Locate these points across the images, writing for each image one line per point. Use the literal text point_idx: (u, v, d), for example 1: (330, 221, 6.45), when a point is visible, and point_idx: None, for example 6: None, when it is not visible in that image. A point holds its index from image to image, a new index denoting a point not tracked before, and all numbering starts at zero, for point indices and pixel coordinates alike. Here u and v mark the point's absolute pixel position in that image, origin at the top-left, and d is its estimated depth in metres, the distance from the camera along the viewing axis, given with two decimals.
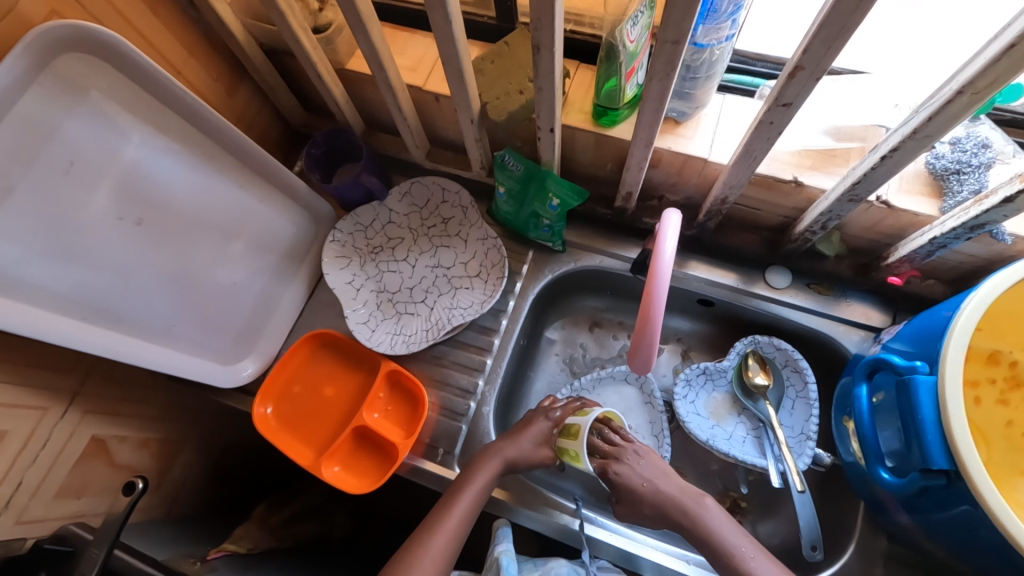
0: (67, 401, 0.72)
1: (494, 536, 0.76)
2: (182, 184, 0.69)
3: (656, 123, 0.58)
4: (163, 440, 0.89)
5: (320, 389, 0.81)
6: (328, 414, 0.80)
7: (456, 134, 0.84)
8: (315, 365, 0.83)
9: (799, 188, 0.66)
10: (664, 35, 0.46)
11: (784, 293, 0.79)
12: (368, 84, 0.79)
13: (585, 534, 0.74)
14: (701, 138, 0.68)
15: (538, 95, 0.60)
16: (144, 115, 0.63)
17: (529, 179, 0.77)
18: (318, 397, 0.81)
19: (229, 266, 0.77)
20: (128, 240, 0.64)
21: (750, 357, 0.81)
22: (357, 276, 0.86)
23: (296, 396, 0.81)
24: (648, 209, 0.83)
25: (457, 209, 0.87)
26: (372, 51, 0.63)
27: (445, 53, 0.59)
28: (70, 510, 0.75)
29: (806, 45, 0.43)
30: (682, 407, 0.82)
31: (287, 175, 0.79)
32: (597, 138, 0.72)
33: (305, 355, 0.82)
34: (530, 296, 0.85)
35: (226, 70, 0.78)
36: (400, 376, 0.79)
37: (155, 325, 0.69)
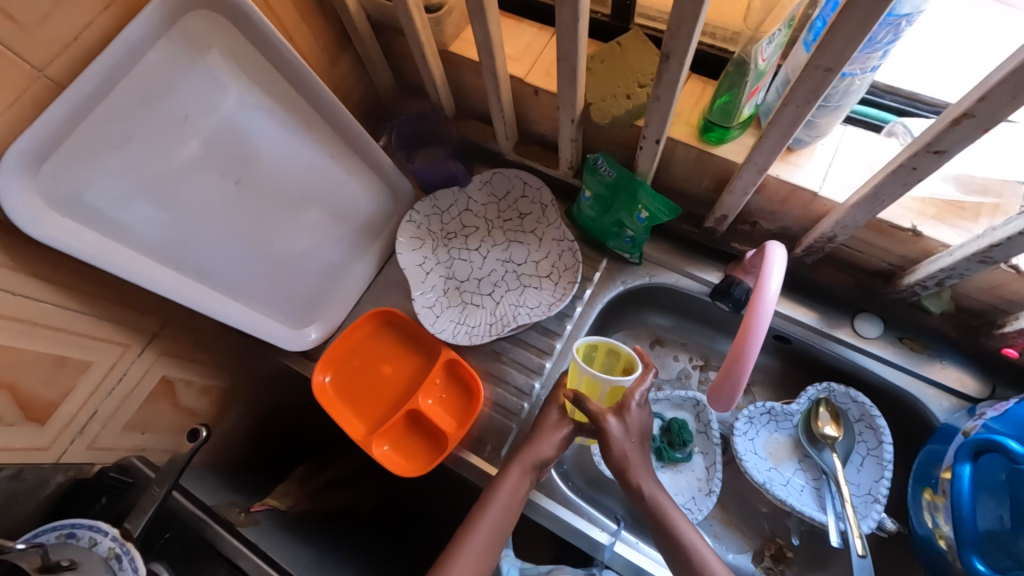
0: (146, 340, 0.75)
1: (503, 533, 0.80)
2: (279, 149, 0.70)
3: (778, 150, 0.54)
4: (223, 388, 0.92)
5: (377, 366, 0.82)
6: (384, 392, 0.81)
7: (548, 130, 0.81)
8: (377, 341, 0.83)
9: (916, 238, 0.61)
10: (819, 61, 0.42)
11: (872, 344, 0.74)
12: (469, 69, 0.78)
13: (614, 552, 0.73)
14: (814, 169, 0.64)
15: (653, 104, 0.57)
16: (255, 78, 0.65)
17: (619, 186, 0.74)
18: (376, 373, 0.82)
19: (310, 234, 0.78)
20: (222, 197, 0.66)
21: (822, 406, 0.77)
22: (428, 259, 0.86)
23: (355, 368, 0.82)
24: (738, 234, 0.79)
25: (536, 205, 0.86)
26: (486, 39, 0.62)
27: (564, 51, 0.57)
28: (134, 443, 0.79)
29: (986, 92, 0.38)
30: (740, 444, 0.79)
31: (375, 149, 0.79)
32: (700, 154, 0.68)
33: (368, 329, 0.83)
34: (599, 305, 0.82)
35: (333, 39, 0.78)
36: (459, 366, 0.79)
37: (237, 284, 0.71)
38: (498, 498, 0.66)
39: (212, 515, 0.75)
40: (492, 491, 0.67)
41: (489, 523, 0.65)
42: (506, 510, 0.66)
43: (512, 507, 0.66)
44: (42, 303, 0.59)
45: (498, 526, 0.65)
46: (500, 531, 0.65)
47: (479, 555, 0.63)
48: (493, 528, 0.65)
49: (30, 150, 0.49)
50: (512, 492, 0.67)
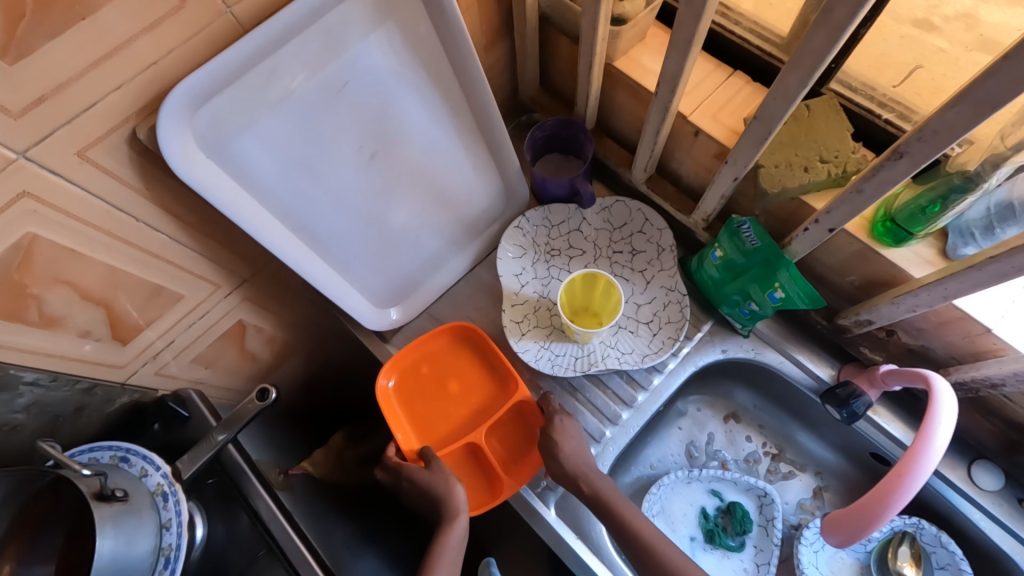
0: (237, 283, 0.73)
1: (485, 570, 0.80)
2: (422, 132, 0.66)
3: (985, 284, 0.48)
4: (286, 342, 0.90)
5: (445, 383, 0.78)
6: (448, 411, 0.77)
7: (691, 173, 0.76)
8: (454, 354, 0.79)
9: None
10: None
11: (986, 498, 0.67)
12: (629, 90, 0.72)
13: None
14: (994, 305, 0.57)
15: (850, 194, 0.51)
16: (423, 55, 0.60)
17: (759, 257, 0.67)
18: (445, 389, 0.78)
19: (422, 220, 0.75)
20: (355, 170, 0.63)
21: (905, 543, 0.71)
22: (526, 271, 0.82)
23: (424, 377, 0.78)
24: (871, 339, 0.70)
25: (652, 246, 0.81)
26: (677, 72, 0.57)
27: (766, 110, 0.51)
28: (195, 376, 0.78)
29: None
30: (804, 555, 0.74)
31: (509, 151, 0.75)
32: (862, 250, 0.62)
33: (445, 337, 0.79)
34: (692, 366, 0.77)
35: (496, 23, 0.74)
36: (529, 411, 0.75)
37: (342, 255, 0.69)
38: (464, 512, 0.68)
39: (254, 469, 0.74)
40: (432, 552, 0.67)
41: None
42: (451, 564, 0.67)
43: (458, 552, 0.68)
44: (161, 234, 0.58)
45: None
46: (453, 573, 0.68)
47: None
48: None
49: (195, 88, 0.47)
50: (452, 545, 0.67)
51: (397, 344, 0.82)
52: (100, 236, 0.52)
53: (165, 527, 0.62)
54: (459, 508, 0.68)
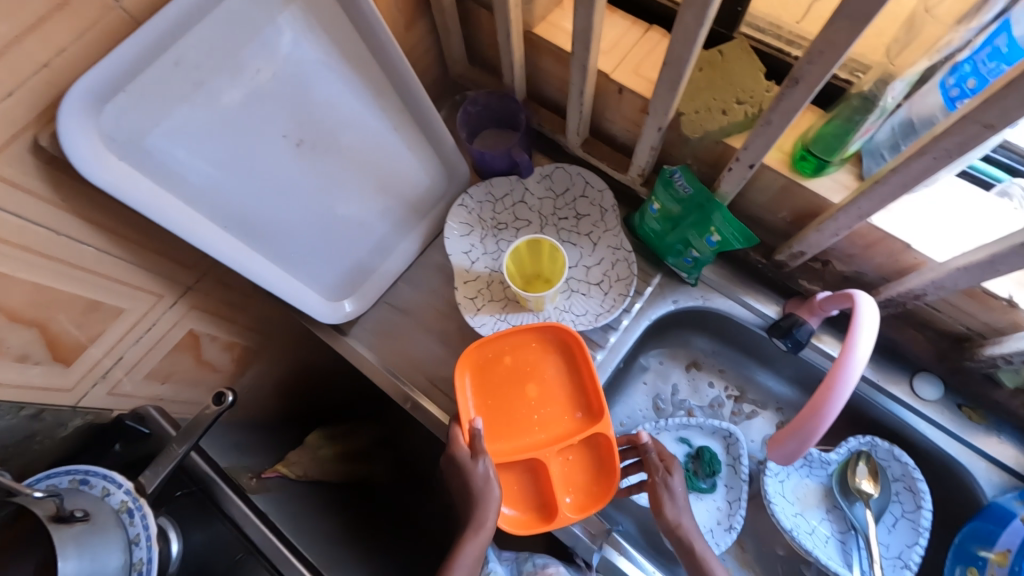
0: (180, 292, 0.71)
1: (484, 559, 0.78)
2: (347, 115, 0.66)
3: (891, 198, 0.50)
4: (245, 347, 0.88)
5: (526, 386, 0.72)
6: (517, 413, 0.71)
7: (623, 131, 0.77)
8: (539, 359, 0.72)
9: (1011, 310, 0.57)
10: (980, 115, 0.38)
11: (928, 406, 0.70)
12: (552, 55, 0.73)
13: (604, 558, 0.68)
14: (914, 220, 0.59)
15: (761, 127, 0.53)
16: (334, 36, 0.60)
17: (693, 205, 0.69)
18: (512, 399, 0.71)
19: (363, 205, 0.75)
20: (283, 159, 0.63)
21: (862, 460, 0.74)
22: (475, 247, 0.83)
23: (499, 371, 0.72)
24: (807, 271, 0.73)
25: (596, 208, 0.82)
26: (587, 28, 0.57)
27: (674, 54, 0.52)
28: (153, 392, 0.76)
29: None
30: (770, 485, 0.76)
31: (441, 128, 0.75)
32: (787, 184, 0.64)
33: (555, 361, 0.72)
34: (646, 320, 0.79)
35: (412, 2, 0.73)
36: (608, 448, 0.68)
37: (284, 248, 0.68)
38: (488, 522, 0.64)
39: (224, 476, 0.73)
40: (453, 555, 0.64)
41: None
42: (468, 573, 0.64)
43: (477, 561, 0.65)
44: (86, 246, 0.56)
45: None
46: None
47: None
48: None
49: (96, 86, 0.46)
50: (475, 551, 0.64)
51: (357, 335, 0.82)
52: (17, 252, 0.50)
53: (134, 542, 0.61)
54: (491, 515, 0.64)
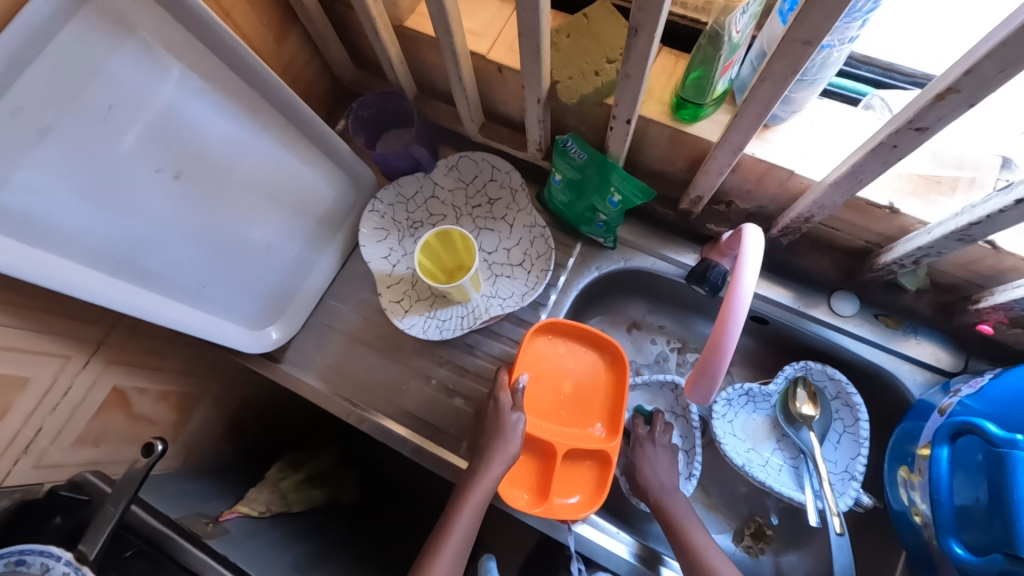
0: (90, 350, 0.68)
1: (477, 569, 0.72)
2: (221, 138, 0.64)
3: (754, 129, 0.51)
4: (182, 393, 0.85)
5: (563, 382, 0.74)
6: (548, 403, 0.73)
7: (516, 110, 0.78)
8: (584, 361, 0.75)
9: (893, 215, 0.59)
10: (796, 34, 0.39)
11: (848, 322, 0.73)
12: (428, 46, 0.73)
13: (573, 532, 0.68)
14: (791, 147, 0.61)
15: (623, 83, 0.53)
16: (189, 60, 0.58)
17: (591, 169, 0.70)
18: (543, 398, 0.73)
19: (265, 226, 0.73)
20: (162, 193, 0.60)
21: (800, 385, 0.75)
22: (394, 250, 0.82)
23: (549, 359, 0.75)
24: (713, 215, 0.76)
25: (506, 190, 0.82)
26: (441, 14, 0.57)
27: (525, 25, 0.52)
28: (87, 458, 0.72)
29: (972, 65, 0.35)
30: (719, 427, 0.77)
31: (330, 136, 0.74)
32: (673, 133, 0.65)
33: (597, 369, 0.75)
34: (573, 291, 0.80)
35: (277, 16, 0.72)
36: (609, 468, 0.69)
37: (187, 285, 0.66)
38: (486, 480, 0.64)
39: (177, 528, 0.70)
40: (457, 508, 0.63)
41: (446, 554, 0.61)
42: (467, 534, 0.62)
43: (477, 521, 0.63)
44: None
45: (462, 545, 0.62)
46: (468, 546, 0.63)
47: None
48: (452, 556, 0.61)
49: None
50: (479, 500, 0.63)
51: (291, 360, 0.81)
52: None
53: None
54: (500, 464, 0.64)
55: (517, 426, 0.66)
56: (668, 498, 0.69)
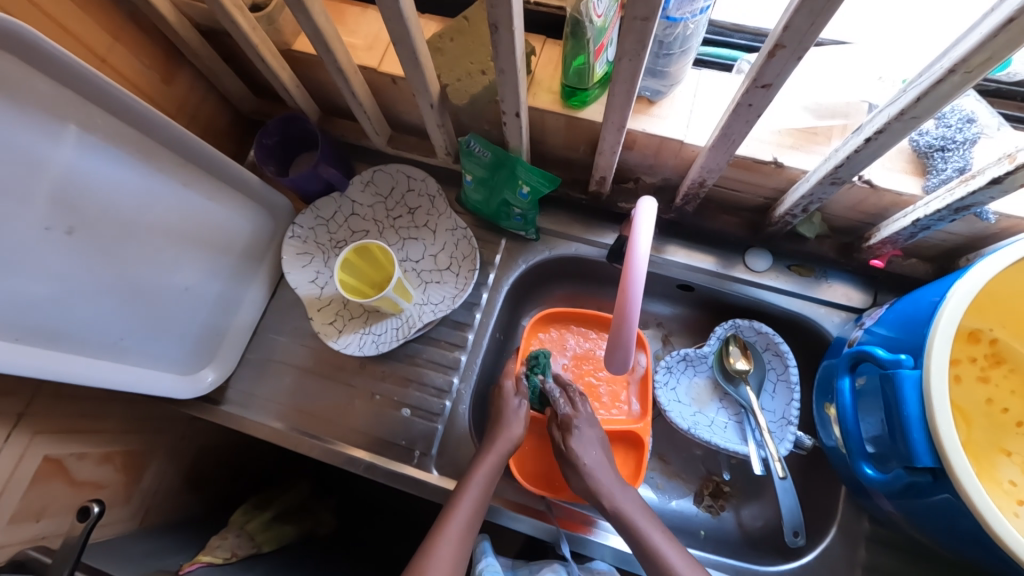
0: (11, 423, 0.62)
1: (473, 553, 0.71)
2: (118, 187, 0.61)
3: (628, 105, 0.54)
4: (129, 452, 0.78)
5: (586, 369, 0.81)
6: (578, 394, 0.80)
7: (419, 118, 0.79)
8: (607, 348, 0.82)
9: (779, 169, 0.63)
10: (633, 11, 0.40)
11: (765, 276, 0.76)
12: (319, 67, 0.73)
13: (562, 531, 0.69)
14: (676, 118, 0.64)
15: (500, 78, 0.54)
16: (66, 112, 0.55)
17: (497, 165, 0.72)
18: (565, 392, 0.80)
19: (178, 269, 0.70)
20: (57, 252, 0.56)
21: (732, 343, 0.78)
22: (321, 273, 0.82)
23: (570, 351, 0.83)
24: (623, 193, 0.80)
25: (424, 198, 0.83)
26: (316, 33, 0.57)
27: (395, 34, 0.53)
28: (29, 535, 0.65)
29: (788, 21, 0.38)
30: (664, 396, 0.80)
31: (237, 169, 0.73)
32: (567, 120, 0.67)
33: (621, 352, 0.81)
34: (504, 288, 0.81)
35: (160, 55, 0.71)
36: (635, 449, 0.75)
37: (100, 341, 0.63)
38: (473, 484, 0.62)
39: None
40: (468, 474, 0.63)
41: (457, 521, 0.59)
42: (477, 504, 0.61)
43: (486, 493, 0.62)
44: None
45: (472, 513, 0.60)
46: (475, 523, 0.60)
47: (451, 555, 0.56)
48: (464, 521, 0.59)
49: None
50: (491, 470, 0.64)
51: (232, 401, 0.80)
52: None
53: None
54: (504, 446, 0.65)
55: (518, 411, 0.69)
56: (621, 501, 0.60)
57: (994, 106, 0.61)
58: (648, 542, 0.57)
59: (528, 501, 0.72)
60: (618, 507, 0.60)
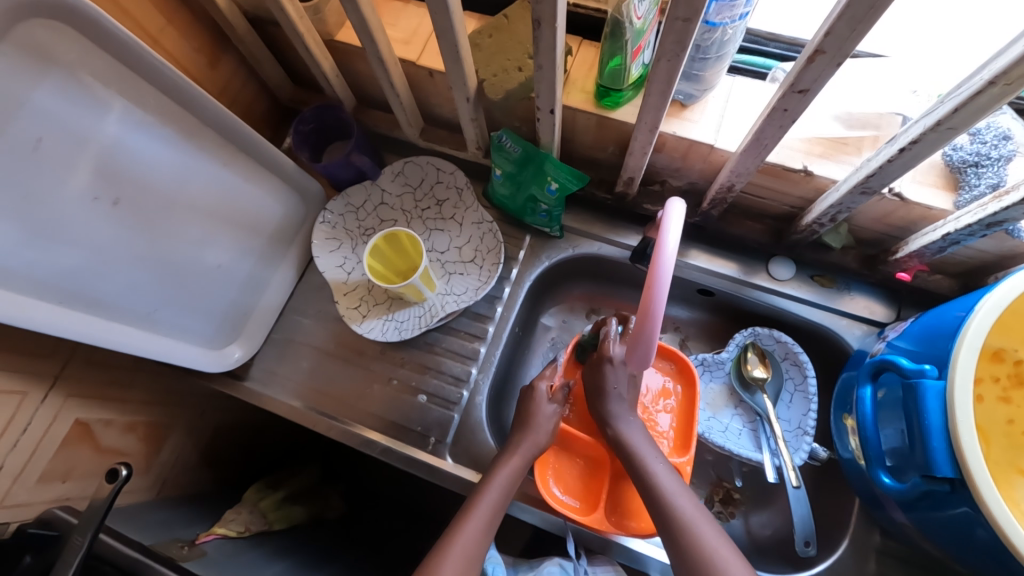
0: (46, 385, 0.64)
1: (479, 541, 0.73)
2: (161, 163, 0.63)
3: (662, 106, 0.54)
4: (153, 422, 0.80)
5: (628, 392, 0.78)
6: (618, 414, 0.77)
7: (452, 112, 0.81)
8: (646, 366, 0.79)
9: (808, 178, 0.63)
10: (675, 12, 0.41)
11: (787, 285, 0.76)
12: (359, 58, 0.75)
13: (571, 525, 0.70)
14: (707, 122, 0.64)
15: (538, 73, 0.56)
16: (120, 87, 0.57)
17: (527, 161, 0.74)
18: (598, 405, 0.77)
19: (212, 247, 0.73)
20: (103, 221, 0.59)
21: (750, 350, 0.78)
22: (348, 259, 0.84)
23: None
24: (650, 195, 0.81)
25: (452, 191, 0.85)
26: (362, 23, 0.58)
27: (439, 27, 0.54)
28: (55, 494, 0.66)
29: (829, 27, 0.38)
30: None
31: (273, 152, 0.75)
32: (598, 120, 0.68)
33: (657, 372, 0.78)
34: (527, 283, 0.83)
35: (208, 40, 0.74)
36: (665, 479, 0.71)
37: (138, 311, 0.66)
38: (494, 488, 0.62)
39: (152, 554, 0.61)
40: (488, 477, 0.64)
41: (474, 517, 0.60)
42: (488, 499, 0.62)
43: (505, 496, 0.62)
44: None
45: (488, 517, 0.60)
46: (493, 523, 0.61)
47: (464, 552, 0.57)
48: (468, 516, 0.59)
49: None
50: (512, 474, 0.64)
51: (255, 377, 0.82)
52: None
53: None
54: (530, 447, 0.66)
55: (553, 414, 0.69)
56: (626, 430, 0.63)
57: None
58: (646, 465, 0.60)
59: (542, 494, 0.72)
60: (626, 441, 0.62)
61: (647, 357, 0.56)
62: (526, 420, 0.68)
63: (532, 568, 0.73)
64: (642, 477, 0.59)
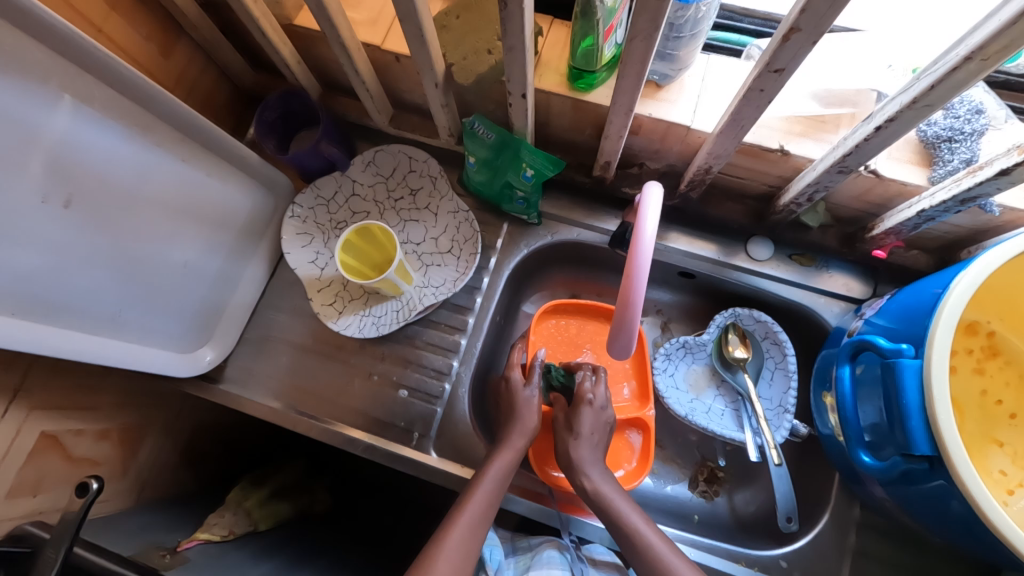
0: (6, 398, 0.60)
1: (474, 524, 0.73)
2: (116, 161, 0.60)
3: (637, 88, 0.53)
4: (126, 429, 0.77)
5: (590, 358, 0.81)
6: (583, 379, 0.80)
7: (422, 98, 0.78)
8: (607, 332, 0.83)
9: (786, 157, 0.62)
10: None
11: (766, 265, 0.76)
12: (321, 42, 0.71)
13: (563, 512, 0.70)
14: (684, 102, 0.63)
15: (508, 57, 0.53)
16: (64, 80, 0.53)
17: (502, 147, 0.72)
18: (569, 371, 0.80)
19: (177, 247, 0.69)
20: (55, 225, 0.55)
21: (731, 331, 0.78)
22: (321, 254, 0.82)
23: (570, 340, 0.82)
24: (628, 178, 0.80)
25: (426, 179, 0.82)
26: (320, 7, 0.55)
27: (402, 9, 0.51)
28: (26, 509, 0.63)
29: (805, 3, 0.37)
30: (662, 381, 0.80)
31: (237, 146, 0.72)
32: (573, 103, 0.66)
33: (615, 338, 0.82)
34: (506, 272, 0.81)
35: (159, 26, 0.69)
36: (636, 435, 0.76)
37: (100, 317, 0.63)
38: (489, 483, 0.62)
39: (132, 565, 0.59)
40: (481, 472, 0.63)
41: (462, 513, 0.59)
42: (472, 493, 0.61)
43: (501, 488, 0.62)
44: None
45: (482, 511, 0.60)
46: (489, 513, 0.61)
47: (457, 553, 0.56)
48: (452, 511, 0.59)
49: None
50: (506, 466, 0.64)
51: (231, 378, 0.80)
52: None
53: None
54: (520, 436, 0.66)
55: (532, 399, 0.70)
56: (601, 483, 0.62)
57: (1003, 98, 0.61)
58: (624, 521, 0.58)
59: (529, 483, 0.72)
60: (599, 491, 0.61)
61: (628, 346, 0.55)
62: (511, 413, 0.69)
63: (530, 548, 0.70)
64: (628, 535, 0.58)
